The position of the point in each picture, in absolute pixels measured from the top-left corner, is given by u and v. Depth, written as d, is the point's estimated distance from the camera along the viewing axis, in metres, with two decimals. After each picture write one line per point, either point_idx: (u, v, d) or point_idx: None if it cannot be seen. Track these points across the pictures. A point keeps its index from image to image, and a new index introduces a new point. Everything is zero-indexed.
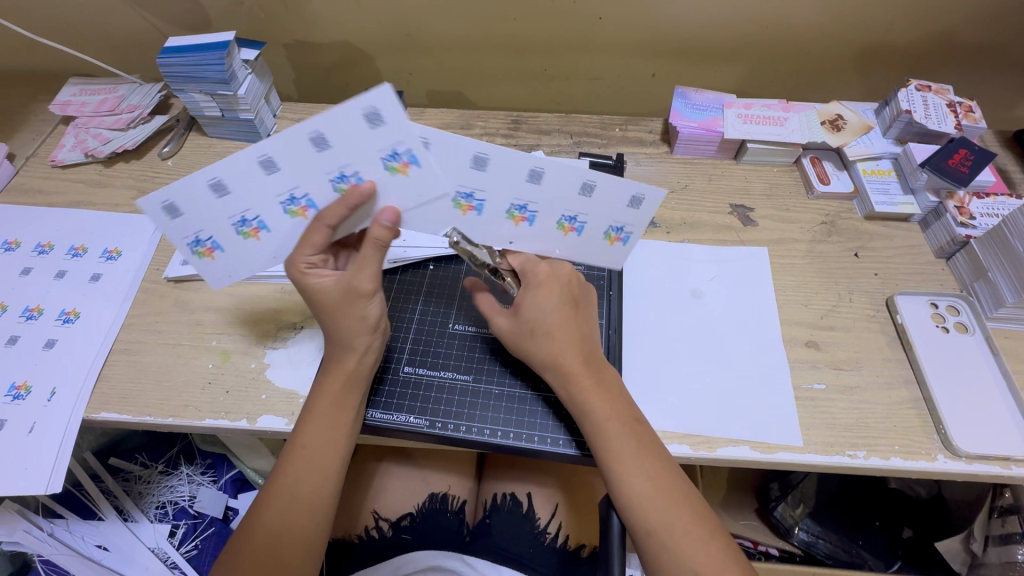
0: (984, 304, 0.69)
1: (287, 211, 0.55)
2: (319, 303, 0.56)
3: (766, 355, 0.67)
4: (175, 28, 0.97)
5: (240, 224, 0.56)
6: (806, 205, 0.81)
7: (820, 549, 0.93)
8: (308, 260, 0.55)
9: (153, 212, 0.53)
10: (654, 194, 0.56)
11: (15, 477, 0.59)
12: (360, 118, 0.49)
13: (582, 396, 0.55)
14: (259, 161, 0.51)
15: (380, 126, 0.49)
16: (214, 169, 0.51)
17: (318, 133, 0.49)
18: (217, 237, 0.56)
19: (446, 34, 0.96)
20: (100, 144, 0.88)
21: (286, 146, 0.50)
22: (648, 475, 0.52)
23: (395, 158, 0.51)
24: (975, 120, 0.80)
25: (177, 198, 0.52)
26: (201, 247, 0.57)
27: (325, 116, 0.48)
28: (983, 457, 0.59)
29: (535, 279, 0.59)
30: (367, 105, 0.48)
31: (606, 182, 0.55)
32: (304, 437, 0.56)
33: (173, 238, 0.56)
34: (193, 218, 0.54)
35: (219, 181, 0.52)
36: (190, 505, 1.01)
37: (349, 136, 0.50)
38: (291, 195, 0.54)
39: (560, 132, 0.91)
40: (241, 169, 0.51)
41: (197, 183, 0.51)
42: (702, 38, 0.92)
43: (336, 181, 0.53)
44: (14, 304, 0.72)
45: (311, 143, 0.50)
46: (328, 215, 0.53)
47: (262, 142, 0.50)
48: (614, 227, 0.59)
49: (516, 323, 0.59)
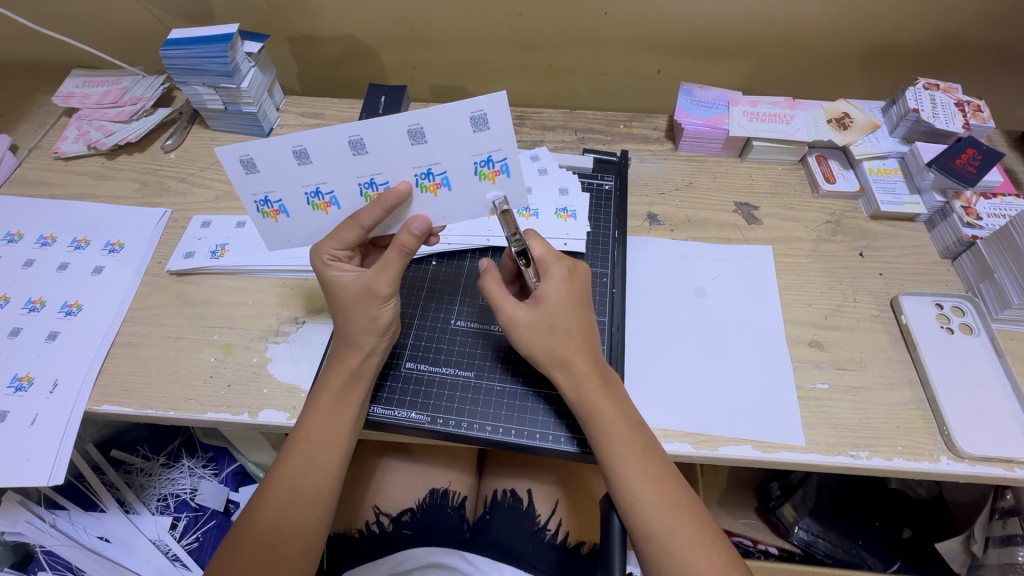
0: (990, 305, 0.68)
1: (364, 193, 0.57)
2: (339, 299, 0.57)
3: (769, 354, 0.67)
4: (177, 20, 0.97)
5: (312, 195, 0.57)
6: (811, 204, 0.81)
7: (819, 548, 0.93)
8: (333, 253, 0.57)
9: (230, 164, 0.54)
10: (575, 185, 0.80)
11: (16, 470, 0.59)
12: (466, 121, 0.52)
13: (589, 396, 0.55)
14: (349, 139, 0.52)
15: (485, 130, 0.53)
16: (303, 135, 0.52)
17: (418, 127, 0.52)
18: (286, 201, 0.57)
19: (449, 27, 0.95)
20: (102, 136, 0.87)
21: (383, 132, 0.52)
22: (650, 481, 0.52)
23: (488, 164, 0.55)
24: (983, 120, 0.79)
25: (257, 154, 0.53)
26: (267, 208, 0.58)
27: (433, 115, 0.51)
28: (986, 459, 0.58)
29: (558, 271, 0.57)
30: (476, 109, 0.52)
31: (539, 183, 0.80)
32: (304, 432, 0.56)
33: (242, 194, 0.56)
34: (267, 178, 0.55)
35: (304, 149, 0.53)
36: (191, 497, 1.01)
37: (446, 135, 0.53)
38: (372, 179, 0.55)
39: (564, 128, 0.91)
40: (331, 142, 0.53)
41: (284, 145, 0.53)
42: (708, 33, 0.91)
43: (420, 176, 0.55)
44: (17, 296, 0.72)
45: (409, 135, 0.52)
46: (364, 215, 0.55)
47: (358, 123, 0.52)
48: (561, 208, 0.77)
49: (537, 317, 0.56)
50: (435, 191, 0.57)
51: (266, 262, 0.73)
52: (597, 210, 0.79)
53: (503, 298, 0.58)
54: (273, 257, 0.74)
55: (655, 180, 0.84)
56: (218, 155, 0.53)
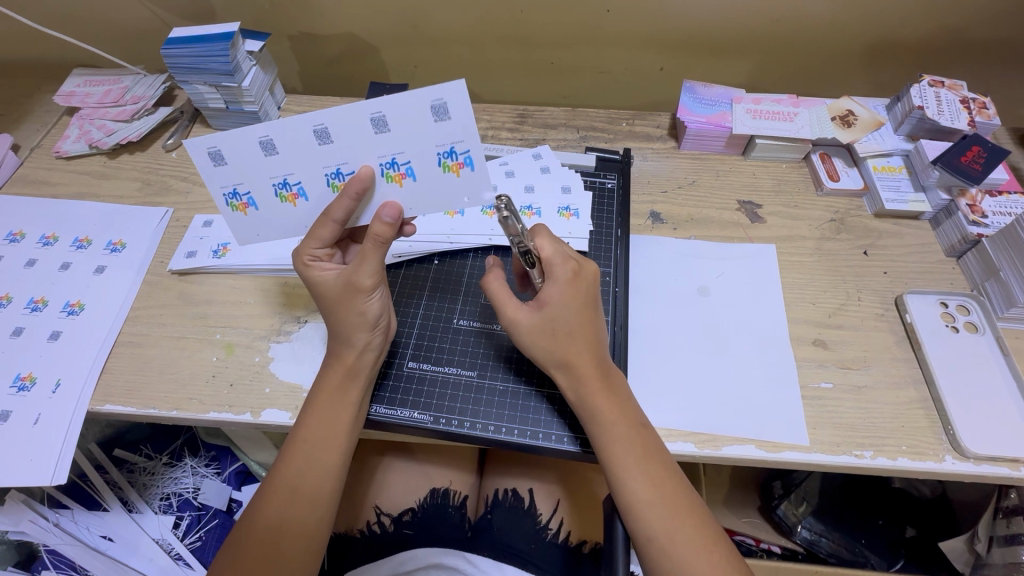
0: (995, 304, 0.68)
1: (331, 183, 0.56)
2: (322, 298, 0.58)
3: (772, 353, 0.66)
4: (177, 18, 0.96)
5: (279, 187, 0.57)
6: (814, 202, 0.80)
7: (823, 547, 0.93)
8: (314, 253, 0.57)
9: (199, 157, 0.54)
10: (577, 183, 0.80)
11: (20, 469, 0.59)
12: (427, 112, 0.52)
13: (592, 397, 0.55)
14: (314, 128, 0.52)
15: (445, 120, 0.52)
16: (267, 126, 0.52)
17: (380, 115, 0.52)
18: (255, 194, 0.57)
19: (451, 25, 0.94)
20: (103, 135, 0.87)
21: (344, 121, 0.52)
22: (651, 482, 0.52)
23: (451, 156, 0.55)
24: (989, 117, 0.78)
25: (225, 146, 0.54)
26: (237, 201, 0.58)
27: (393, 104, 0.51)
28: (992, 459, 0.58)
29: (562, 276, 0.56)
30: (436, 98, 0.51)
31: (540, 181, 0.80)
32: (304, 430, 0.56)
33: (212, 187, 0.57)
34: (236, 170, 0.55)
35: (270, 139, 0.53)
36: (194, 496, 1.01)
37: (410, 125, 0.52)
38: (338, 169, 0.55)
39: (566, 126, 0.91)
40: (295, 132, 0.53)
41: (250, 136, 0.53)
42: (711, 30, 0.91)
43: (384, 166, 0.55)
44: (19, 296, 0.72)
45: (371, 123, 0.52)
46: (334, 210, 0.55)
47: (322, 111, 0.52)
48: (564, 207, 0.77)
49: (539, 319, 0.56)
50: (400, 181, 0.56)
51: (266, 261, 0.73)
52: (600, 210, 0.78)
53: (505, 298, 0.58)
54: (274, 255, 0.74)
55: (658, 178, 0.84)
56: (187, 150, 0.54)
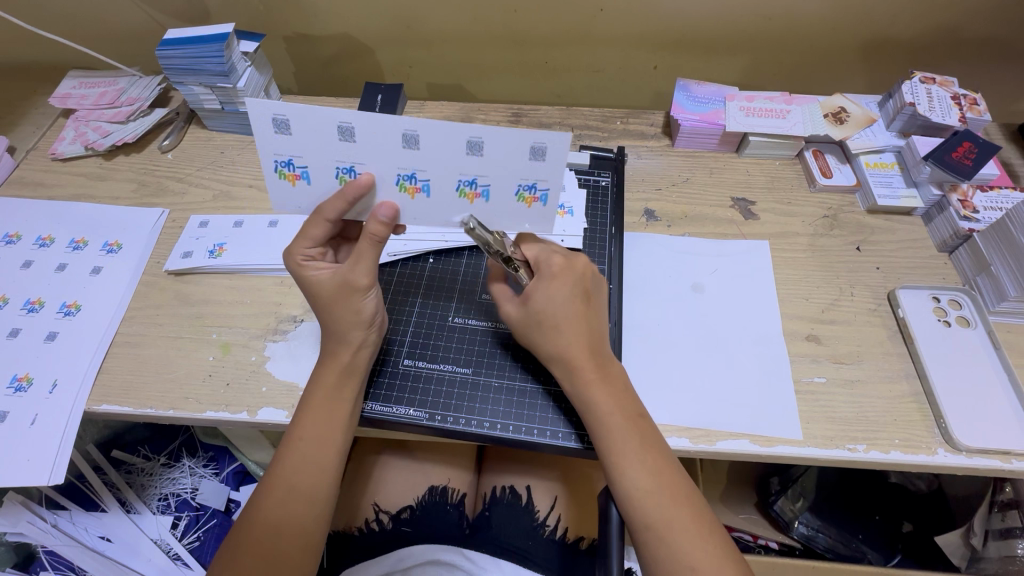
0: (987, 298, 0.69)
1: (399, 184, 0.53)
2: (316, 297, 0.57)
3: (766, 348, 0.67)
4: (173, 21, 0.97)
5: (343, 171, 0.53)
6: (808, 199, 0.81)
7: (820, 542, 0.93)
8: (306, 252, 0.56)
9: (262, 119, 0.50)
10: (572, 183, 0.80)
11: (17, 469, 0.59)
12: (524, 149, 0.51)
13: (586, 389, 0.55)
14: (404, 130, 0.50)
15: (540, 161, 0.51)
16: (356, 113, 0.49)
17: (478, 138, 0.50)
18: (311, 170, 0.53)
19: (446, 26, 0.95)
20: (99, 137, 0.87)
21: (439, 133, 0.50)
22: (648, 472, 0.52)
23: (531, 190, 0.54)
24: (979, 113, 0.79)
25: (294, 117, 0.50)
26: (288, 171, 0.54)
27: (495, 133, 0.50)
28: (984, 451, 0.59)
29: (549, 271, 0.57)
30: (538, 141, 0.50)
31: None
32: (299, 430, 0.57)
33: (264, 152, 0.52)
34: (299, 143, 0.52)
35: (350, 126, 0.50)
36: (193, 497, 1.01)
37: (502, 158, 0.52)
38: (412, 173, 0.53)
39: (561, 125, 0.91)
40: (383, 126, 0.50)
41: (329, 117, 0.50)
42: (704, 29, 0.91)
43: (462, 184, 0.53)
44: (15, 297, 0.72)
45: (465, 143, 0.51)
46: (328, 208, 0.53)
47: (418, 118, 0.49)
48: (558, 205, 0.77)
49: (525, 312, 0.58)
50: (472, 200, 0.55)
51: (263, 261, 0.74)
52: (594, 209, 0.79)
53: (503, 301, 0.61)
54: (271, 256, 0.74)
55: (653, 177, 0.84)
56: (251, 108, 0.49)
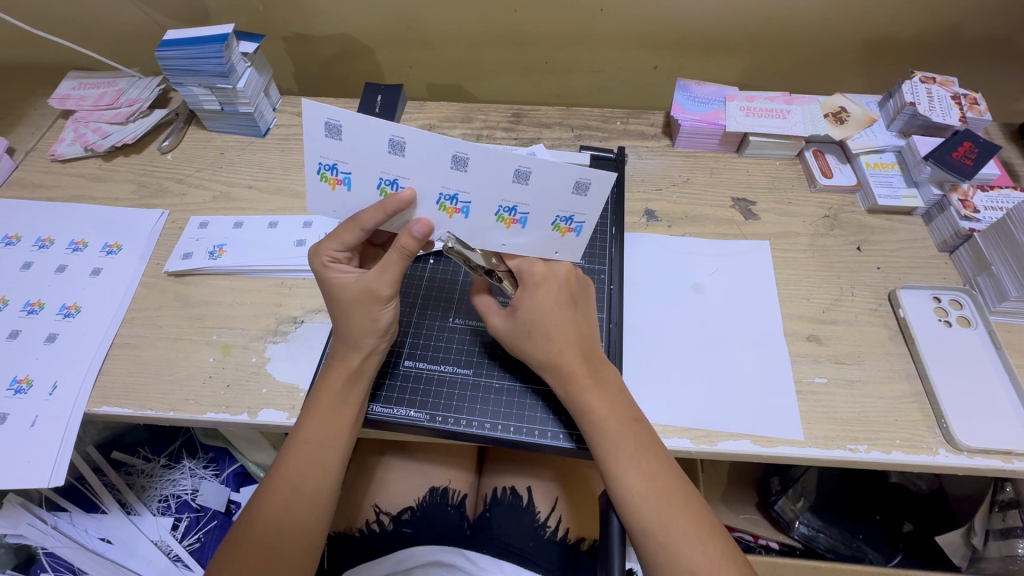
0: (987, 298, 0.69)
1: (439, 203, 0.52)
2: (338, 302, 0.57)
3: (766, 348, 0.67)
4: (172, 22, 0.97)
5: (386, 183, 0.51)
6: (808, 198, 0.81)
7: (821, 543, 0.93)
8: (333, 254, 0.56)
9: (312, 120, 0.46)
10: None
11: (16, 471, 0.59)
12: (568, 184, 0.51)
13: (580, 394, 0.55)
14: (456, 154, 0.48)
15: (582, 197, 0.52)
16: (411, 129, 0.46)
17: (526, 170, 0.49)
18: (354, 177, 0.50)
19: (445, 26, 0.95)
20: (98, 138, 0.87)
21: (490, 160, 0.48)
22: (645, 475, 0.52)
23: (567, 221, 0.54)
24: (979, 113, 0.79)
25: (347, 123, 0.47)
26: (329, 174, 0.51)
27: (543, 168, 0.49)
28: (985, 451, 0.59)
29: (532, 279, 0.57)
30: (584, 177, 0.50)
31: None
32: (303, 432, 0.56)
33: (308, 152, 0.49)
34: (345, 150, 0.48)
35: (402, 141, 0.47)
36: (193, 498, 1.02)
37: (545, 191, 0.51)
38: (455, 195, 0.51)
39: (561, 125, 0.91)
40: (436, 147, 0.47)
41: (383, 130, 0.46)
42: (704, 30, 0.91)
43: (502, 209, 0.53)
44: (15, 299, 0.72)
45: (514, 173, 0.50)
46: (366, 217, 0.52)
47: (472, 143, 0.47)
48: None
49: (512, 323, 0.58)
50: (508, 224, 0.54)
51: (262, 263, 0.74)
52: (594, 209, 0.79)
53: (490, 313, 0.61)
54: (271, 257, 0.74)
55: (653, 177, 0.84)
56: (302, 109, 0.45)
